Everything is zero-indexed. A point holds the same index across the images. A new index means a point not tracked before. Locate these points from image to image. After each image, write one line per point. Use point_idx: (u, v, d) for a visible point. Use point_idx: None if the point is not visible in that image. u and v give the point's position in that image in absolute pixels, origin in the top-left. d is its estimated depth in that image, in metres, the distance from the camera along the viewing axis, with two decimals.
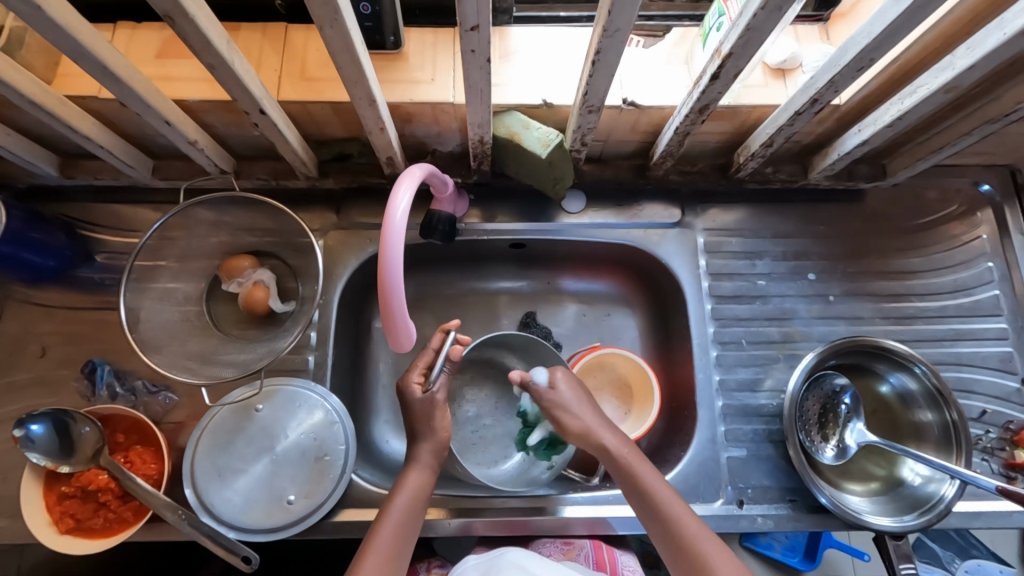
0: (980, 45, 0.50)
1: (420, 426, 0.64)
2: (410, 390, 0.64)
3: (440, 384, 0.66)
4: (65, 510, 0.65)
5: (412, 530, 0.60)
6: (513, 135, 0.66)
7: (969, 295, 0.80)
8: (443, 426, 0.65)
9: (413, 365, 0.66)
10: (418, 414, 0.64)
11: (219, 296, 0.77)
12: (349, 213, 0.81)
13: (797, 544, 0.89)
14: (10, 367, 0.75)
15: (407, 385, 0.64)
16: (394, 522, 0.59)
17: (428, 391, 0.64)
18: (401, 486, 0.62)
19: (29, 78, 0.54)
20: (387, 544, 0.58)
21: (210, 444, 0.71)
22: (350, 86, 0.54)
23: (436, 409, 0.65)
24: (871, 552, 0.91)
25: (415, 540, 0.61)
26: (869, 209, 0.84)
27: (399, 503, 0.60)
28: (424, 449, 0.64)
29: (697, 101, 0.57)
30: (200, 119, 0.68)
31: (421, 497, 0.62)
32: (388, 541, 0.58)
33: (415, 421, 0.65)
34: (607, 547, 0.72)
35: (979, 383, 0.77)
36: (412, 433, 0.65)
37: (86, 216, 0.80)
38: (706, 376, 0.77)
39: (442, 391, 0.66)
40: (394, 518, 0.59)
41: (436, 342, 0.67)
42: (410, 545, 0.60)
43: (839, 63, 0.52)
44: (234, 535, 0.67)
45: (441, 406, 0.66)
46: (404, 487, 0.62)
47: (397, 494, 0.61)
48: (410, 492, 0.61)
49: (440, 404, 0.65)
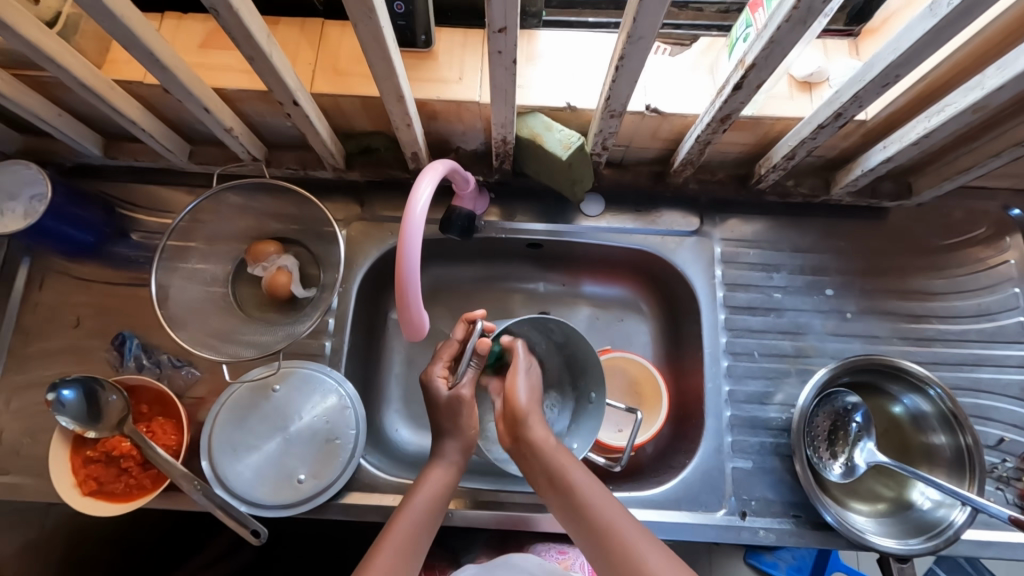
0: (1010, 65, 0.49)
1: (443, 422, 0.65)
2: (434, 384, 0.66)
3: (467, 379, 0.66)
4: (89, 473, 0.69)
5: (428, 528, 0.61)
6: (535, 136, 0.67)
7: (992, 320, 0.79)
8: (470, 424, 0.66)
9: (439, 357, 0.67)
10: (442, 410, 0.65)
11: (244, 279, 0.80)
12: (372, 205, 0.83)
13: (803, 565, 0.92)
14: (45, 334, 0.79)
15: (433, 378, 0.66)
16: (408, 521, 0.60)
17: (454, 387, 0.65)
18: (418, 486, 0.63)
19: (82, 63, 0.58)
20: (403, 539, 0.59)
21: (226, 420, 0.73)
22: (380, 81, 0.56)
23: (462, 407, 0.65)
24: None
25: (432, 537, 0.62)
26: (892, 227, 0.83)
27: (418, 500, 0.62)
28: (450, 446, 0.65)
29: (719, 111, 0.58)
30: (237, 108, 0.71)
31: (440, 497, 0.63)
32: (403, 539, 0.59)
33: (441, 416, 0.65)
34: None
35: (997, 410, 0.76)
36: (434, 431, 0.67)
37: (124, 195, 0.83)
38: (715, 385, 0.77)
39: (468, 387, 0.66)
40: (412, 517, 0.60)
41: (460, 333, 0.69)
42: (426, 542, 0.61)
43: (864, 79, 0.52)
44: (245, 508, 0.70)
45: (469, 404, 0.66)
46: (425, 485, 0.63)
47: (414, 494, 0.62)
48: (430, 491, 0.62)
49: (466, 402, 0.65)
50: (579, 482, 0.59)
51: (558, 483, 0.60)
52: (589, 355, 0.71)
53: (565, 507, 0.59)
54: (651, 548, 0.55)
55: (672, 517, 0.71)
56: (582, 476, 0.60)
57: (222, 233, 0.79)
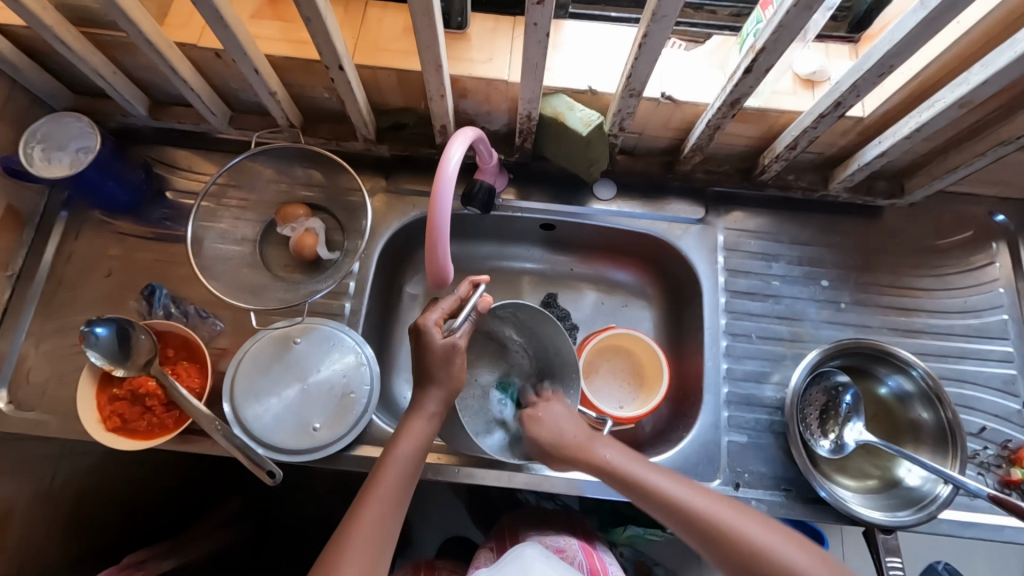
0: (993, 62, 0.55)
1: (436, 370, 0.66)
2: (430, 331, 0.67)
3: (462, 330, 0.69)
4: (114, 410, 0.71)
5: (412, 474, 0.64)
6: (557, 115, 0.72)
7: (978, 316, 0.83)
8: (458, 375, 0.68)
9: (436, 307, 0.68)
10: (436, 357, 0.66)
11: (272, 240, 0.84)
12: (396, 179, 0.88)
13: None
14: (78, 283, 0.82)
15: (428, 324, 0.67)
16: (397, 467, 0.63)
17: (449, 336, 0.67)
18: (404, 432, 0.65)
19: (148, 19, 0.63)
20: (391, 490, 0.62)
21: (248, 368, 0.76)
22: (422, 50, 0.61)
23: (455, 356, 0.67)
24: None
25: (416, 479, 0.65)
26: (886, 226, 0.87)
27: (405, 449, 0.64)
28: (434, 395, 0.67)
29: (729, 94, 0.63)
30: (280, 76, 0.76)
31: (424, 444, 0.65)
32: (392, 490, 0.61)
33: (433, 363, 0.66)
34: (598, 557, 0.76)
35: (981, 400, 0.80)
36: (420, 379, 0.68)
37: (162, 157, 0.88)
38: (714, 363, 0.81)
39: (462, 338, 0.68)
40: (398, 467, 0.63)
41: (463, 292, 0.72)
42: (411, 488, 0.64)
43: (861, 69, 0.57)
44: (263, 451, 0.73)
45: (460, 354, 0.68)
46: (408, 434, 0.65)
47: (401, 439, 0.65)
48: (415, 440, 0.65)
49: (459, 351, 0.68)
50: (661, 485, 0.61)
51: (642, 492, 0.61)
52: (561, 347, 0.79)
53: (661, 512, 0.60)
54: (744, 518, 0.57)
55: None
56: (657, 476, 0.62)
57: (255, 196, 0.84)
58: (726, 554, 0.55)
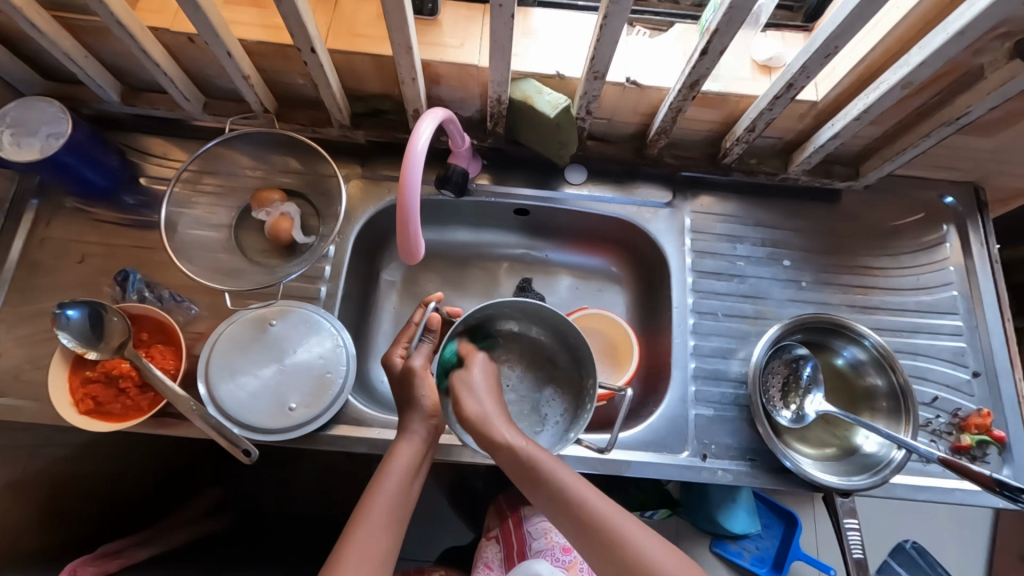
0: (929, 44, 0.59)
1: (405, 393, 0.70)
2: (393, 362, 0.73)
3: (419, 350, 0.72)
4: (87, 393, 0.72)
5: (405, 507, 0.63)
6: (527, 98, 0.75)
7: (930, 293, 0.87)
8: (428, 392, 0.69)
9: (396, 342, 0.75)
10: (400, 381, 0.71)
11: (248, 224, 0.85)
12: (372, 165, 0.89)
13: (766, 556, 1.03)
14: (50, 268, 0.82)
15: (390, 357, 0.73)
16: (387, 500, 0.61)
17: (407, 360, 0.71)
18: (388, 467, 0.64)
19: (119, 0, 0.63)
20: (383, 510, 0.60)
21: (223, 349, 0.77)
22: (393, 33, 0.63)
23: (416, 373, 0.70)
24: (838, 568, 1.04)
25: (407, 516, 0.63)
26: (845, 209, 0.91)
27: (391, 479, 0.63)
28: (415, 418, 0.68)
29: (688, 76, 0.66)
30: (255, 61, 0.77)
31: (414, 467, 0.65)
32: (383, 513, 0.60)
33: (400, 390, 0.71)
34: None
35: (933, 371, 0.84)
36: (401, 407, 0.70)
37: (137, 144, 0.88)
38: (682, 341, 0.84)
39: (421, 356, 0.72)
40: (389, 486, 0.62)
41: (417, 316, 0.77)
42: (403, 514, 0.63)
43: (809, 51, 0.61)
44: (239, 431, 0.74)
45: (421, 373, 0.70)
46: (398, 455, 0.65)
47: (387, 471, 0.63)
48: (404, 462, 0.65)
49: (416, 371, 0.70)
50: (550, 468, 0.60)
51: (538, 482, 0.59)
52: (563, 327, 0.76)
53: (550, 502, 0.59)
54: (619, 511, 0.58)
55: (638, 456, 0.77)
56: (555, 464, 0.60)
57: (231, 182, 0.85)
58: (595, 545, 0.56)
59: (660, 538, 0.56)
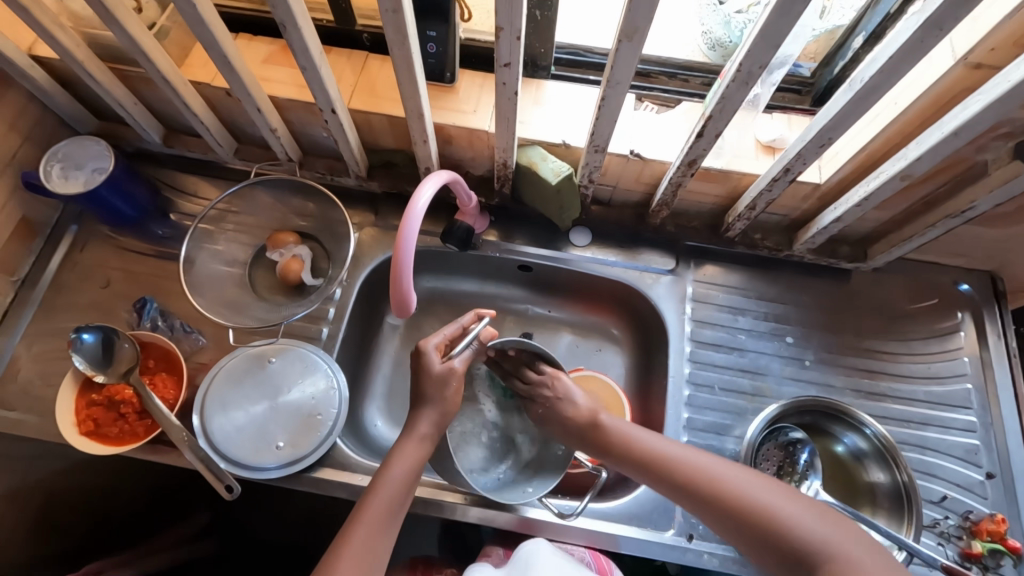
0: (925, 141, 0.59)
1: (430, 391, 0.68)
2: (430, 353, 0.69)
3: (461, 357, 0.71)
4: (89, 414, 0.75)
5: (403, 497, 0.65)
6: (532, 164, 0.78)
7: (941, 383, 0.84)
8: (453, 399, 0.69)
9: (439, 332, 0.72)
10: (432, 380, 0.68)
11: (263, 263, 0.89)
12: (384, 214, 0.93)
13: None
14: (77, 290, 0.87)
15: (428, 346, 0.70)
16: (384, 493, 0.64)
17: (448, 361, 0.69)
18: (394, 456, 0.66)
19: (166, 60, 0.70)
20: (380, 511, 0.63)
21: (220, 382, 0.80)
22: (406, 100, 0.67)
23: (452, 380, 0.69)
24: None
25: (406, 507, 0.66)
26: (854, 289, 0.89)
27: (395, 472, 0.65)
28: (428, 415, 0.67)
29: (686, 154, 0.69)
30: (284, 115, 0.83)
31: (416, 469, 0.66)
32: (378, 516, 0.62)
33: (429, 385, 0.68)
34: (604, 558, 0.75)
35: (942, 468, 0.79)
36: (415, 399, 0.69)
37: (170, 181, 0.94)
38: (676, 412, 0.82)
39: (461, 364, 0.70)
40: (386, 489, 0.64)
41: (467, 321, 0.75)
42: (401, 510, 0.65)
43: (804, 140, 0.62)
44: (225, 465, 0.75)
45: (457, 379, 0.70)
46: (400, 459, 0.66)
47: (392, 465, 0.65)
48: (406, 465, 0.65)
49: (456, 374, 0.69)
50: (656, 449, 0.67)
51: (653, 463, 0.66)
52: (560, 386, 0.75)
53: (666, 479, 0.65)
54: (768, 489, 0.61)
55: (622, 530, 0.75)
56: (662, 447, 0.67)
57: (250, 222, 0.90)
58: (723, 511, 0.61)
59: (763, 478, 0.63)
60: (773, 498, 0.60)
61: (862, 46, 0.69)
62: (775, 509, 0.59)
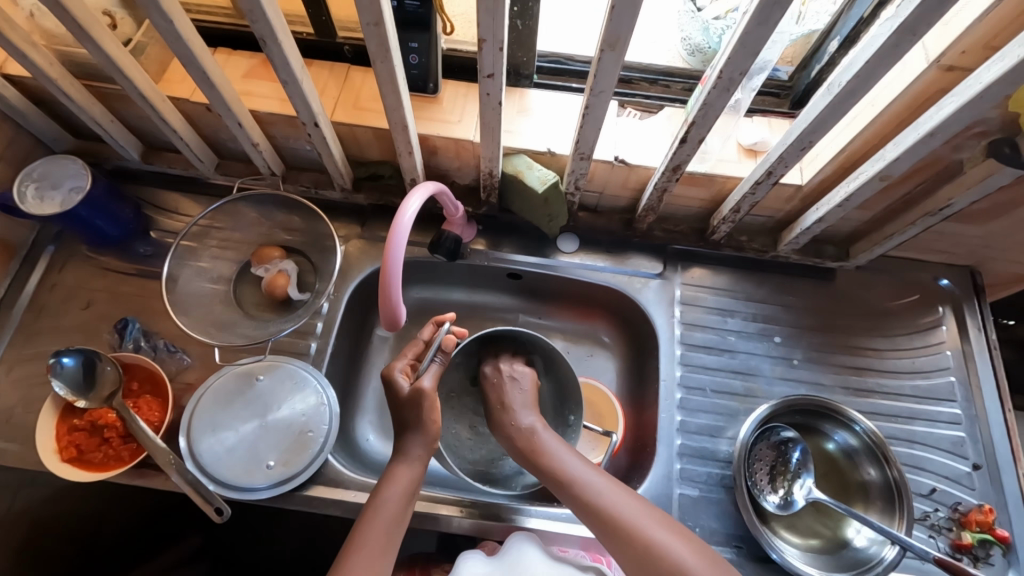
0: (902, 142, 0.61)
1: (408, 416, 0.68)
2: (397, 379, 0.70)
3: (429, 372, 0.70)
4: (71, 440, 0.73)
5: (399, 520, 0.64)
6: (518, 173, 0.78)
7: (927, 378, 0.85)
8: (432, 420, 0.68)
9: (403, 355, 0.72)
10: (406, 402, 0.68)
11: (247, 279, 0.87)
12: (371, 226, 0.92)
13: None
14: (56, 312, 0.85)
15: (394, 373, 0.70)
16: (385, 515, 0.63)
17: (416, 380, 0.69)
18: (388, 479, 0.66)
19: (144, 78, 0.69)
20: (381, 533, 0.62)
21: (208, 403, 0.78)
22: (390, 112, 0.67)
23: (424, 399, 0.68)
24: None
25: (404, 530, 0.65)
26: (838, 288, 0.91)
27: (391, 493, 0.65)
28: (415, 441, 0.67)
29: (670, 160, 0.70)
30: (266, 129, 0.82)
31: (410, 491, 0.66)
32: (380, 534, 0.62)
33: (407, 409, 0.69)
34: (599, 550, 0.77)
35: (931, 461, 0.81)
36: (400, 427, 0.69)
37: (150, 198, 0.93)
38: (668, 415, 0.82)
39: (429, 379, 0.69)
40: (386, 509, 0.64)
41: (427, 334, 0.74)
42: (400, 530, 0.64)
43: (785, 144, 0.63)
44: (213, 487, 0.74)
45: (431, 396, 0.68)
46: (394, 480, 0.66)
47: (386, 485, 0.65)
48: (401, 486, 0.65)
49: (427, 393, 0.68)
50: (572, 472, 0.68)
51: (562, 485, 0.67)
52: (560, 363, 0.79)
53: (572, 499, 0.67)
54: (658, 524, 0.64)
55: None
56: (578, 466, 0.68)
57: (234, 238, 0.88)
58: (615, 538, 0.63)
59: (657, 514, 0.65)
60: (663, 534, 0.63)
61: (837, 50, 0.70)
62: (665, 546, 0.62)
